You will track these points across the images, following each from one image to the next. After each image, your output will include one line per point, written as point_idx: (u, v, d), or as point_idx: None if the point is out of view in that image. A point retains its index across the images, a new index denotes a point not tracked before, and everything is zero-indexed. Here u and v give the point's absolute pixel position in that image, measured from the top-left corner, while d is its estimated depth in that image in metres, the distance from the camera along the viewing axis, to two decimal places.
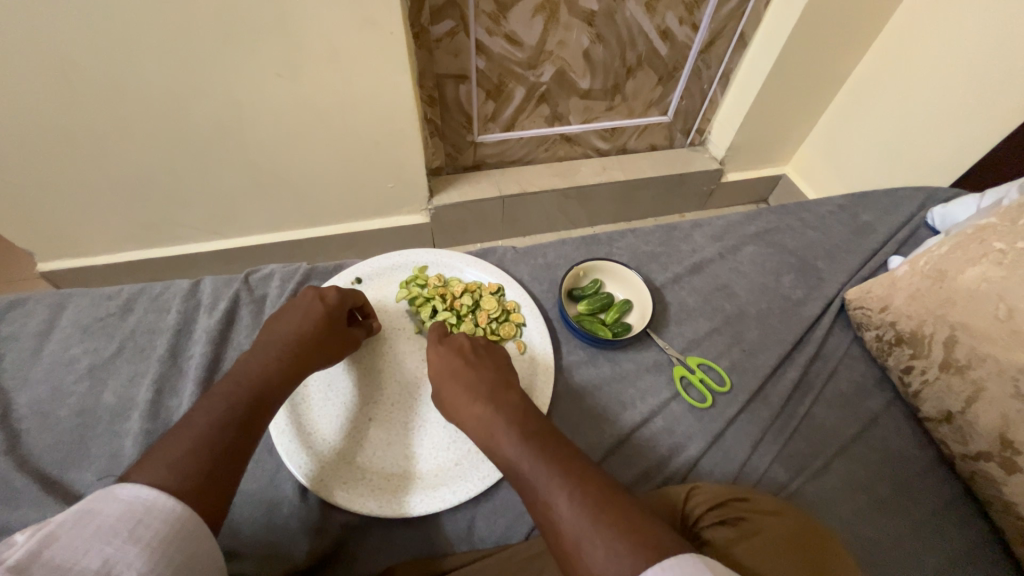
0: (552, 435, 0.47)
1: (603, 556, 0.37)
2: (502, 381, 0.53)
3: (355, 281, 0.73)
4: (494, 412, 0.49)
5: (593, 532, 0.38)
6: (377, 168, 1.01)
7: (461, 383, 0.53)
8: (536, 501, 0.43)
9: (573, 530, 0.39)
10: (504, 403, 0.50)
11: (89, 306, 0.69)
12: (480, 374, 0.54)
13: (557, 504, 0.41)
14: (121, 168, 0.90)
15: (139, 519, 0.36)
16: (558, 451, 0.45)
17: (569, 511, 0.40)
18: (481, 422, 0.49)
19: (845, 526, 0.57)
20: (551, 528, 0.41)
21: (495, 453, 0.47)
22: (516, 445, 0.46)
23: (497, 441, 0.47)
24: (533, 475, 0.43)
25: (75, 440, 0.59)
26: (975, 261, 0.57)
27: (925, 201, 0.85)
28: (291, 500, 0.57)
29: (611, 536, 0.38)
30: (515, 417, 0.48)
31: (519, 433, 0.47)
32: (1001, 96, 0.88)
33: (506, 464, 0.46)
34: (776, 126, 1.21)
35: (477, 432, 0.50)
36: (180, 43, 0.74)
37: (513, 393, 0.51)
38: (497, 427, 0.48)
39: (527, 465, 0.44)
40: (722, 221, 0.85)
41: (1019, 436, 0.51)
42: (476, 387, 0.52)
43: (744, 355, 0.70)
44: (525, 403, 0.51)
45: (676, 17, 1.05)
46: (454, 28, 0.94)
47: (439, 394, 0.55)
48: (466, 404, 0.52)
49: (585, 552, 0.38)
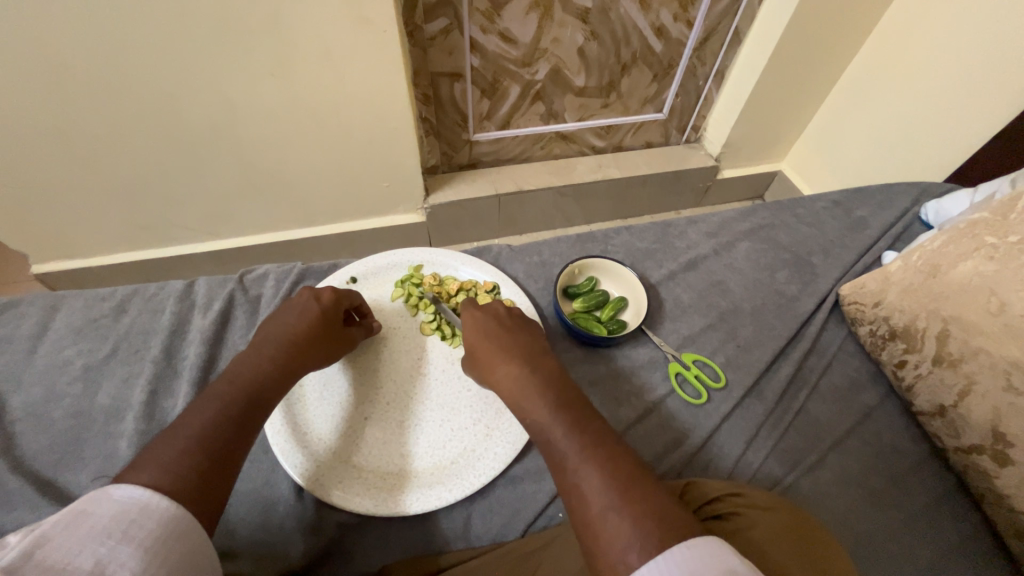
0: (586, 408, 0.47)
1: (629, 529, 0.37)
2: (539, 349, 0.54)
3: (350, 281, 0.72)
4: (530, 377, 0.50)
5: (621, 507, 0.39)
6: (372, 167, 1.01)
7: (499, 346, 0.54)
8: (564, 468, 0.43)
9: (600, 501, 0.40)
10: (542, 370, 0.51)
11: (83, 307, 0.69)
12: (518, 340, 0.54)
13: (586, 475, 0.41)
14: (116, 169, 0.90)
15: (131, 519, 0.35)
16: (591, 425, 0.45)
17: (597, 484, 0.41)
18: (515, 383, 0.50)
19: (839, 520, 0.57)
20: (574, 497, 0.41)
21: (526, 415, 0.48)
22: (550, 412, 0.46)
23: (529, 404, 0.48)
24: (564, 443, 0.44)
25: (69, 441, 0.59)
26: (967, 256, 0.57)
27: (919, 196, 0.85)
28: (287, 499, 0.57)
29: (638, 513, 0.38)
30: (550, 384, 0.49)
31: (556, 401, 0.47)
32: (996, 89, 0.88)
33: (537, 427, 0.46)
34: (771, 123, 1.21)
35: (509, 394, 0.50)
36: (171, 42, 0.74)
37: (551, 363, 0.52)
38: (531, 391, 0.49)
39: (560, 432, 0.45)
40: (716, 218, 0.85)
41: (1010, 429, 0.52)
42: (513, 350, 0.53)
43: (738, 351, 0.70)
44: (561, 373, 0.51)
45: (670, 14, 1.05)
46: (448, 26, 0.94)
47: (474, 356, 0.55)
48: (502, 364, 0.52)
49: (610, 524, 0.38)
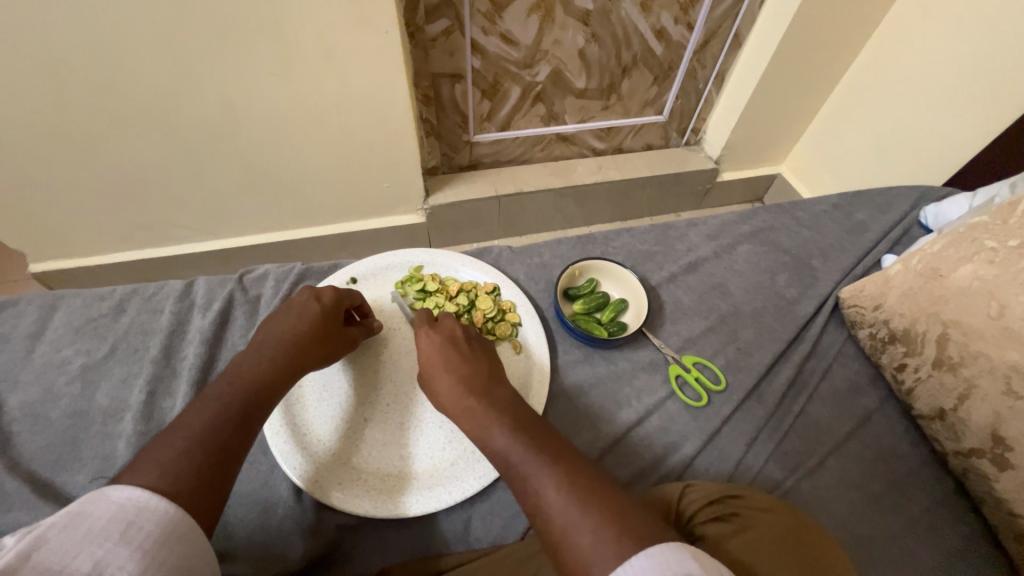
0: (541, 429, 0.47)
1: (590, 544, 0.37)
2: (492, 371, 0.53)
3: (350, 282, 0.72)
4: (484, 403, 0.49)
5: (580, 522, 0.39)
6: (371, 167, 1.01)
7: (452, 370, 0.52)
8: (524, 491, 0.43)
9: (561, 519, 0.40)
10: (496, 395, 0.50)
11: (81, 307, 0.69)
12: (474, 363, 0.54)
13: (546, 495, 0.41)
14: (116, 168, 0.90)
15: (130, 520, 0.35)
16: (547, 443, 0.45)
17: (556, 503, 0.40)
18: (470, 411, 0.49)
19: (838, 523, 0.57)
20: (538, 518, 0.41)
21: (483, 443, 0.47)
22: (505, 437, 0.46)
23: (486, 431, 0.47)
24: (522, 465, 0.44)
25: (67, 442, 0.58)
26: (967, 259, 0.57)
27: (919, 200, 0.85)
28: (285, 500, 0.56)
29: (598, 525, 0.38)
30: (507, 409, 0.49)
31: (510, 424, 0.47)
32: (993, 94, 0.89)
33: (495, 454, 0.46)
34: (770, 126, 1.21)
35: (468, 423, 0.49)
36: (172, 41, 0.74)
37: (502, 387, 0.52)
38: (487, 417, 0.48)
39: (518, 456, 0.44)
40: (716, 221, 0.85)
41: (1010, 433, 0.52)
42: (466, 374, 0.52)
43: (739, 354, 0.70)
44: (514, 395, 0.51)
45: (671, 16, 1.05)
46: (450, 28, 0.94)
47: (428, 381, 0.54)
48: (454, 392, 0.51)
49: (571, 540, 0.38)
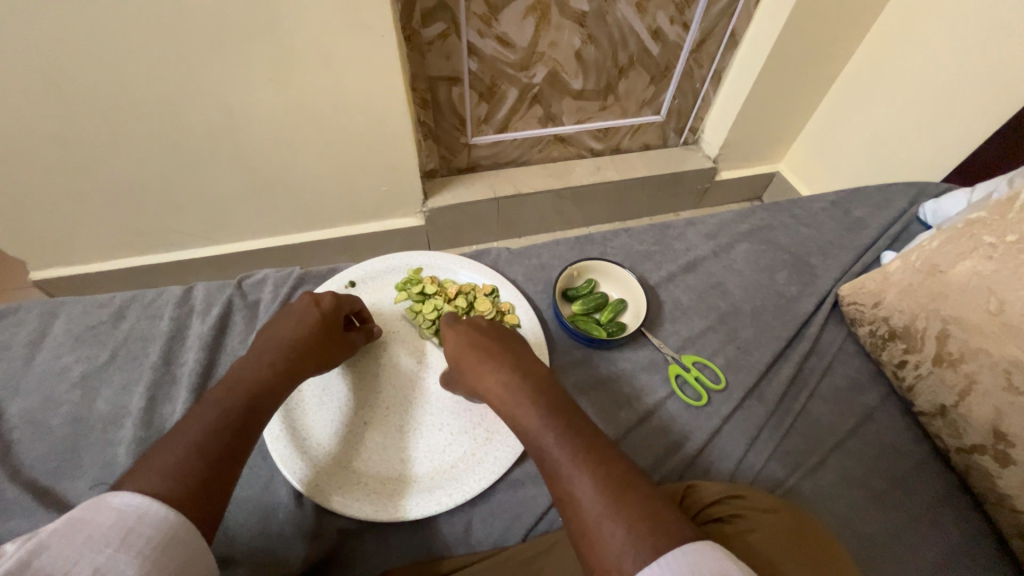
0: (575, 414, 0.47)
1: (623, 535, 0.37)
2: (526, 355, 0.54)
3: (349, 285, 0.72)
4: (521, 382, 0.49)
5: (614, 513, 0.39)
6: (370, 170, 1.01)
7: (487, 353, 0.53)
8: (556, 475, 0.43)
9: (594, 507, 0.40)
10: (531, 376, 0.50)
11: (80, 314, 0.69)
12: (507, 346, 0.54)
13: (580, 482, 0.41)
14: (115, 175, 0.90)
15: (130, 527, 0.35)
16: (581, 429, 0.45)
17: (590, 489, 0.40)
18: (505, 389, 0.50)
19: (840, 521, 0.57)
20: (568, 502, 0.41)
21: (516, 422, 0.48)
22: (540, 419, 0.46)
23: (520, 411, 0.48)
24: (556, 450, 0.44)
25: (67, 449, 0.58)
26: (966, 255, 0.57)
27: (917, 196, 0.85)
28: (286, 505, 0.56)
29: (631, 518, 0.38)
30: (541, 392, 0.49)
31: (546, 407, 0.47)
32: (991, 90, 0.88)
33: (527, 435, 0.46)
34: (768, 124, 1.21)
35: (500, 402, 0.50)
36: (170, 49, 0.74)
37: (538, 367, 0.52)
38: (522, 397, 0.48)
39: (553, 440, 0.44)
40: (714, 220, 0.85)
41: (1012, 429, 0.52)
42: (502, 357, 0.53)
43: (738, 352, 0.70)
44: (550, 376, 0.51)
45: (667, 16, 1.05)
46: (446, 31, 0.94)
47: (461, 364, 0.55)
48: (489, 373, 0.51)
49: (604, 530, 0.38)
